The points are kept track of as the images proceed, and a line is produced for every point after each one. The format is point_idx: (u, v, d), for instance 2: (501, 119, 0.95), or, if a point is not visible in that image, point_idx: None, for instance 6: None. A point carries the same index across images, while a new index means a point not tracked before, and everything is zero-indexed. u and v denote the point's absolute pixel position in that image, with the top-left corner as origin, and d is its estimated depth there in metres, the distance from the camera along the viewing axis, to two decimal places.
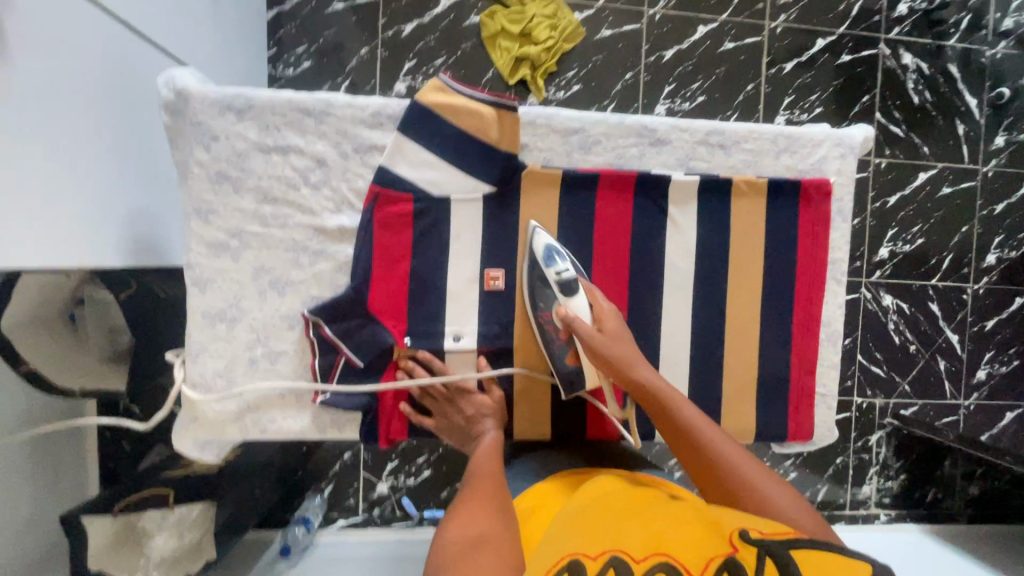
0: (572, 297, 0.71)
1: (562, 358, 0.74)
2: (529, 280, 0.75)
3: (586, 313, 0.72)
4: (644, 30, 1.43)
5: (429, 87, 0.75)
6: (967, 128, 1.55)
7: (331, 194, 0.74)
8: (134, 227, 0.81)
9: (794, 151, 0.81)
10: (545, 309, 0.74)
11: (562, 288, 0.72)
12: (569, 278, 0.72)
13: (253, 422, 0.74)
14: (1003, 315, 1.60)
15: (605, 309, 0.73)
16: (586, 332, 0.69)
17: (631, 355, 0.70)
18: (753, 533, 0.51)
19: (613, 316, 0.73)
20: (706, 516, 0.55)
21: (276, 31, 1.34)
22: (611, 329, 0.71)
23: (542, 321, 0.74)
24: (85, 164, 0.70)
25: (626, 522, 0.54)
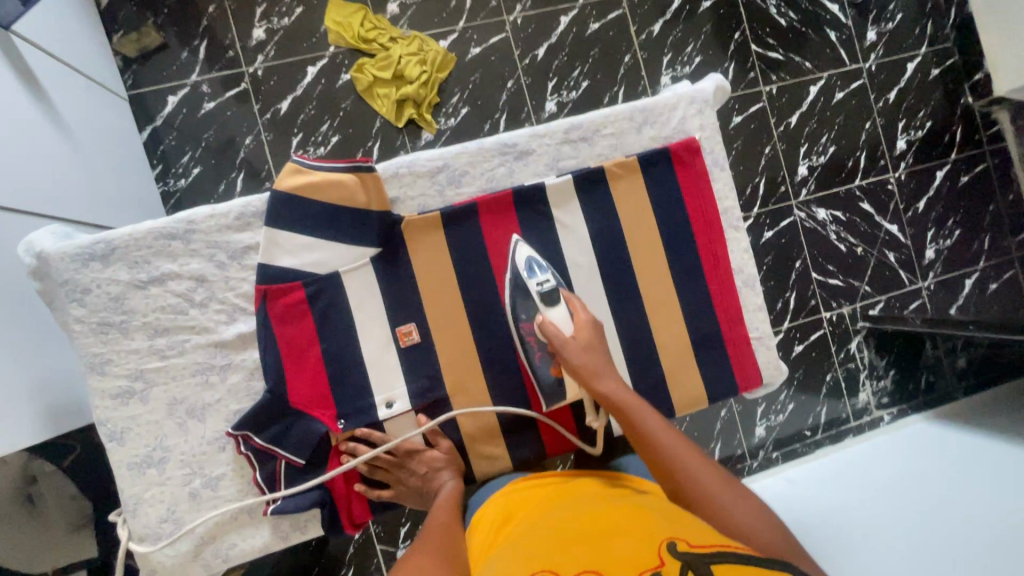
0: (553, 308, 0.72)
1: (546, 374, 0.75)
2: (511, 288, 0.76)
3: (566, 323, 0.71)
4: (510, 37, 1.42)
5: (285, 172, 0.75)
6: (839, 34, 1.58)
7: (220, 307, 0.74)
8: (41, 398, 0.76)
9: (653, 122, 0.83)
10: (526, 322, 0.75)
11: (543, 299, 0.73)
12: (549, 289, 0.73)
13: (214, 553, 0.73)
14: (931, 193, 1.63)
15: (585, 320, 0.72)
16: (563, 344, 0.70)
17: (603, 367, 0.70)
18: (681, 545, 0.46)
19: (592, 327, 0.72)
20: (647, 524, 0.50)
21: (156, 148, 1.28)
22: (587, 342, 0.71)
23: (524, 334, 0.75)
24: None
25: (565, 543, 0.49)
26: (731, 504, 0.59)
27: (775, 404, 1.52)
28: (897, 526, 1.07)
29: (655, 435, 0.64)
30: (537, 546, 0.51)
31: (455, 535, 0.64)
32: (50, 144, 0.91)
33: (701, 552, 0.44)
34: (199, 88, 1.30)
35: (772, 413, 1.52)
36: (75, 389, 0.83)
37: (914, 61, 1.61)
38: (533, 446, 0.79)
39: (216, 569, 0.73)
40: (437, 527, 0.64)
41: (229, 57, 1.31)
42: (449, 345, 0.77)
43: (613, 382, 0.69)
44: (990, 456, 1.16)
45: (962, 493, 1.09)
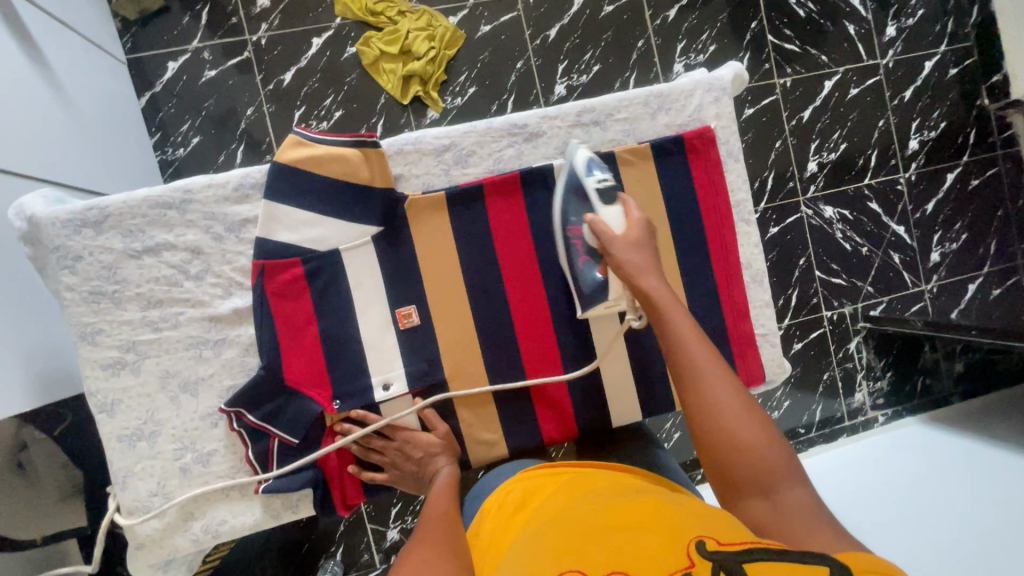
0: (606, 208, 0.69)
1: (590, 276, 0.72)
2: (566, 193, 0.75)
3: (616, 222, 0.69)
4: (522, 16, 1.38)
5: (287, 144, 0.72)
6: (858, 28, 1.54)
7: (216, 280, 0.72)
8: (30, 373, 0.74)
9: (668, 108, 0.81)
10: (574, 223, 0.73)
11: (598, 197, 0.71)
12: (608, 188, 0.71)
13: (203, 531, 0.72)
14: (941, 195, 1.61)
15: (637, 220, 0.69)
16: (609, 242, 0.67)
17: (645, 265, 0.66)
18: (710, 543, 0.44)
19: (644, 227, 0.69)
20: (672, 519, 0.49)
21: (154, 115, 1.25)
22: (633, 237, 0.68)
23: (571, 236, 0.73)
24: None
25: (587, 537, 0.48)
26: (737, 418, 0.56)
27: (771, 400, 1.51)
28: (889, 528, 1.07)
29: (683, 338, 0.61)
30: (558, 539, 0.50)
31: (457, 527, 0.62)
32: (44, 105, 0.88)
33: (732, 552, 0.43)
34: (200, 54, 1.26)
35: (769, 409, 1.52)
36: (62, 358, 0.82)
37: (932, 60, 1.57)
38: (530, 434, 0.78)
39: (205, 546, 0.72)
40: (440, 519, 0.63)
41: (232, 24, 1.27)
42: (449, 329, 0.76)
43: (653, 276, 0.65)
44: (989, 461, 1.16)
45: (961, 498, 1.09)
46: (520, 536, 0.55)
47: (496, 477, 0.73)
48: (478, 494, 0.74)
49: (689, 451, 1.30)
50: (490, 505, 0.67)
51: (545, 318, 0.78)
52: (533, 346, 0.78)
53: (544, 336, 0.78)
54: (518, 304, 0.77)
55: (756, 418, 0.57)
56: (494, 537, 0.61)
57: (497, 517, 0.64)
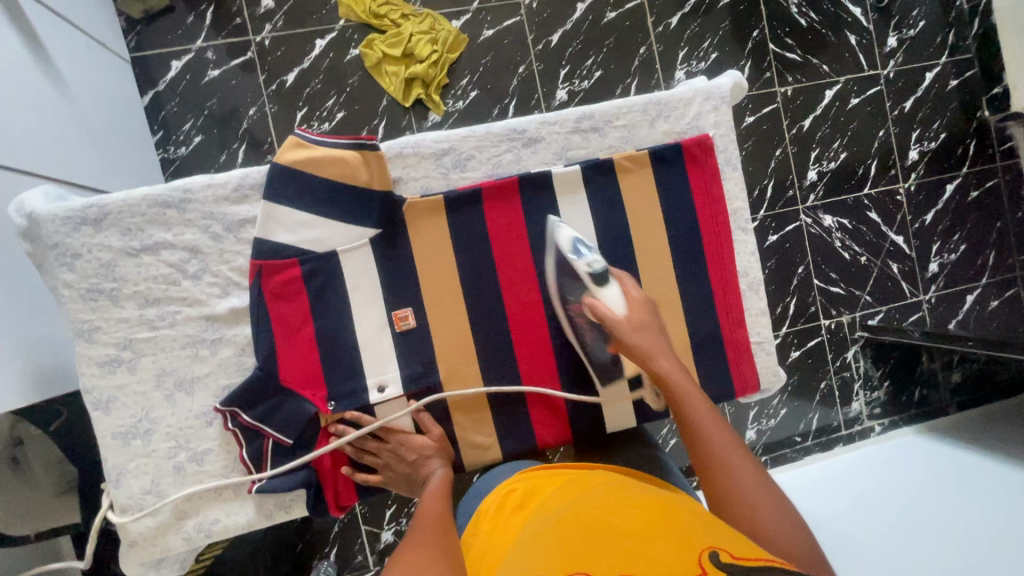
0: (603, 289, 0.69)
1: (600, 351, 0.75)
2: (557, 271, 0.75)
3: (618, 303, 0.69)
4: (525, 21, 1.39)
5: (288, 145, 0.73)
6: (859, 38, 1.55)
7: (214, 280, 0.72)
8: (29, 369, 0.74)
9: (667, 117, 0.81)
10: (575, 301, 0.74)
11: (593, 280, 0.70)
12: (600, 270, 0.70)
13: (195, 529, 0.72)
14: (940, 206, 1.61)
15: (639, 300, 0.71)
16: (613, 325, 0.68)
17: (657, 348, 0.68)
18: (724, 556, 0.45)
19: (645, 307, 0.70)
20: (682, 529, 0.49)
21: (157, 114, 1.26)
22: (639, 319, 0.69)
23: (573, 314, 0.75)
24: None
25: (599, 542, 0.49)
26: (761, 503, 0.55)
27: (768, 408, 1.51)
28: (885, 539, 1.07)
29: (699, 423, 0.62)
30: (567, 541, 0.50)
31: (454, 530, 0.63)
32: (47, 102, 0.88)
33: (744, 566, 0.44)
34: (203, 54, 1.27)
35: (765, 417, 1.52)
36: (60, 352, 0.82)
37: (933, 71, 1.58)
38: (524, 439, 0.78)
39: (198, 545, 0.72)
40: (438, 521, 0.63)
41: (236, 24, 1.28)
42: (445, 332, 0.76)
43: (666, 361, 0.68)
44: (984, 472, 1.16)
45: (957, 509, 1.09)
46: (525, 534, 0.55)
47: (490, 481, 0.74)
48: (472, 498, 0.74)
49: (684, 457, 1.30)
50: (486, 508, 0.67)
51: (541, 323, 0.78)
52: (529, 350, 0.78)
53: (540, 340, 0.78)
54: (515, 309, 0.78)
55: (781, 504, 0.55)
56: (492, 536, 0.61)
57: (496, 515, 0.64)
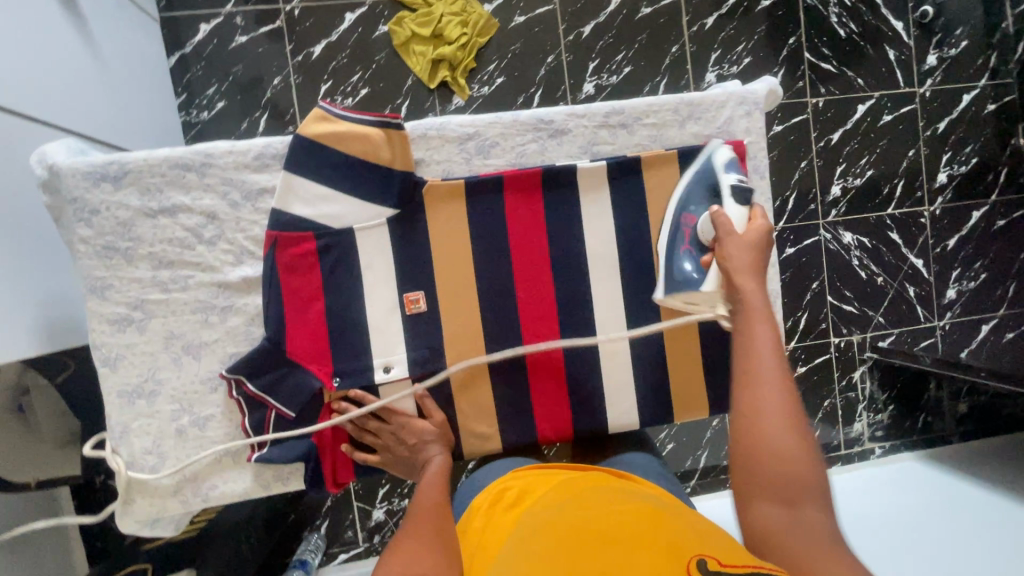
0: (734, 204, 0.70)
1: (685, 265, 0.73)
2: (693, 184, 0.76)
3: (739, 220, 0.69)
4: (558, 9, 1.36)
5: (311, 118, 0.72)
6: (898, 53, 1.51)
7: (228, 247, 0.71)
8: (23, 320, 0.74)
9: (698, 118, 0.79)
10: (692, 212, 0.75)
11: (732, 194, 0.71)
12: (743, 189, 0.71)
13: (194, 492, 0.72)
14: (964, 232, 1.58)
15: (760, 226, 0.69)
16: (723, 230, 0.68)
17: (747, 264, 0.66)
18: (712, 563, 0.47)
19: (763, 234, 0.68)
20: (672, 537, 0.50)
21: (182, 76, 1.25)
22: (747, 237, 0.67)
23: (683, 222, 0.75)
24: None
25: (586, 544, 0.50)
26: (774, 429, 0.56)
27: None
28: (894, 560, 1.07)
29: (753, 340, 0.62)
30: (557, 542, 0.51)
31: (450, 520, 0.64)
32: (72, 53, 0.88)
33: None
34: (232, 19, 1.26)
35: None
36: (54, 309, 0.81)
37: (970, 93, 1.54)
38: (524, 431, 0.78)
39: (196, 507, 0.73)
40: (434, 507, 0.64)
41: None
42: (455, 318, 0.75)
43: (745, 269, 0.66)
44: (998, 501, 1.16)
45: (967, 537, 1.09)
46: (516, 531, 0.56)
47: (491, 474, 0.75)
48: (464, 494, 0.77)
49: (680, 462, 1.30)
50: (479, 505, 0.68)
51: (552, 319, 0.77)
52: (537, 344, 0.77)
53: (548, 335, 0.77)
54: (526, 303, 0.77)
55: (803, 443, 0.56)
56: (485, 532, 0.62)
57: (487, 513, 0.65)
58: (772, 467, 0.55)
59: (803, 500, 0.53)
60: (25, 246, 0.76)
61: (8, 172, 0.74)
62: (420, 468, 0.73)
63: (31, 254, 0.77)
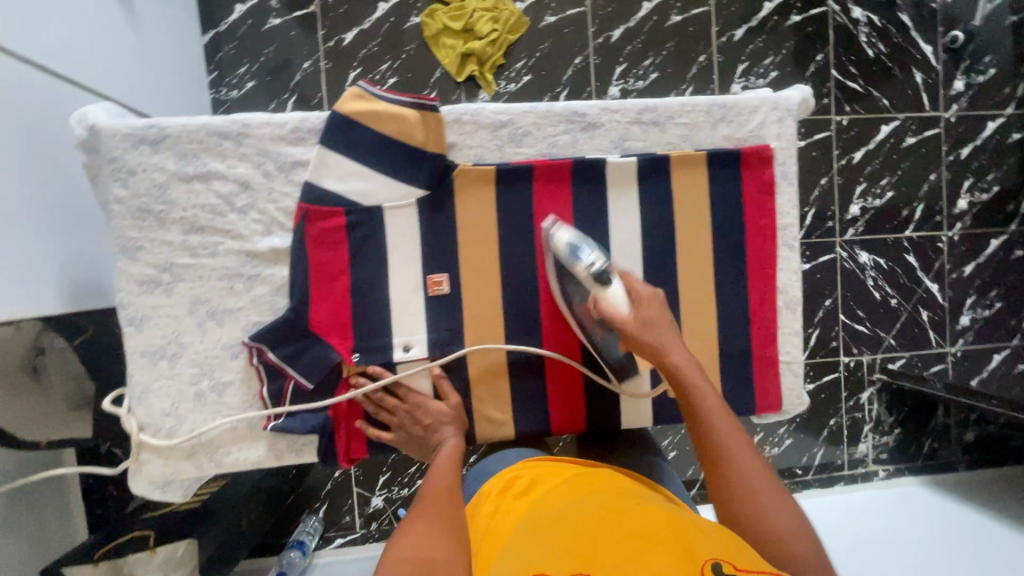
0: (606, 288, 0.66)
1: (612, 348, 0.73)
2: (559, 269, 0.72)
3: (622, 302, 0.67)
4: (588, 12, 1.37)
5: (348, 95, 0.73)
6: (925, 76, 1.51)
7: (259, 216, 0.72)
8: (44, 279, 0.76)
9: (729, 121, 0.80)
10: (579, 304, 0.72)
11: (593, 280, 0.67)
12: (601, 269, 0.67)
13: (208, 457, 0.73)
14: (981, 259, 1.57)
15: (645, 297, 0.68)
16: (620, 325, 0.66)
17: (672, 344, 0.67)
18: (727, 567, 0.46)
19: (656, 303, 0.68)
20: (687, 539, 0.50)
21: (214, 54, 1.27)
22: (651, 317, 0.67)
23: (580, 317, 0.72)
24: (20, 219, 0.72)
25: (599, 544, 0.50)
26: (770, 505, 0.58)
27: (773, 436, 1.48)
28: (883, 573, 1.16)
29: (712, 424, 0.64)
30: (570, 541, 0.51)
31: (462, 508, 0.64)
32: (110, 23, 0.91)
33: None
34: (268, 2, 1.28)
35: (769, 444, 1.49)
36: (77, 271, 0.83)
37: (995, 121, 1.54)
38: (536, 420, 0.78)
39: (209, 472, 0.73)
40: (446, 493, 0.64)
41: None
42: (476, 302, 0.76)
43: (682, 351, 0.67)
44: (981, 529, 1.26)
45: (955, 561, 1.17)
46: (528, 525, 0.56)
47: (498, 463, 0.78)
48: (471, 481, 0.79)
49: (683, 470, 1.30)
50: (490, 493, 0.69)
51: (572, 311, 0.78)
52: (556, 333, 0.78)
53: (568, 326, 0.78)
54: (547, 292, 0.77)
55: (787, 508, 0.58)
56: (495, 523, 0.62)
57: (497, 503, 0.66)
58: (783, 545, 0.56)
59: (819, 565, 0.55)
60: (39, 205, 0.75)
61: (42, 134, 0.77)
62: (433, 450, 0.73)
63: (44, 213, 0.77)
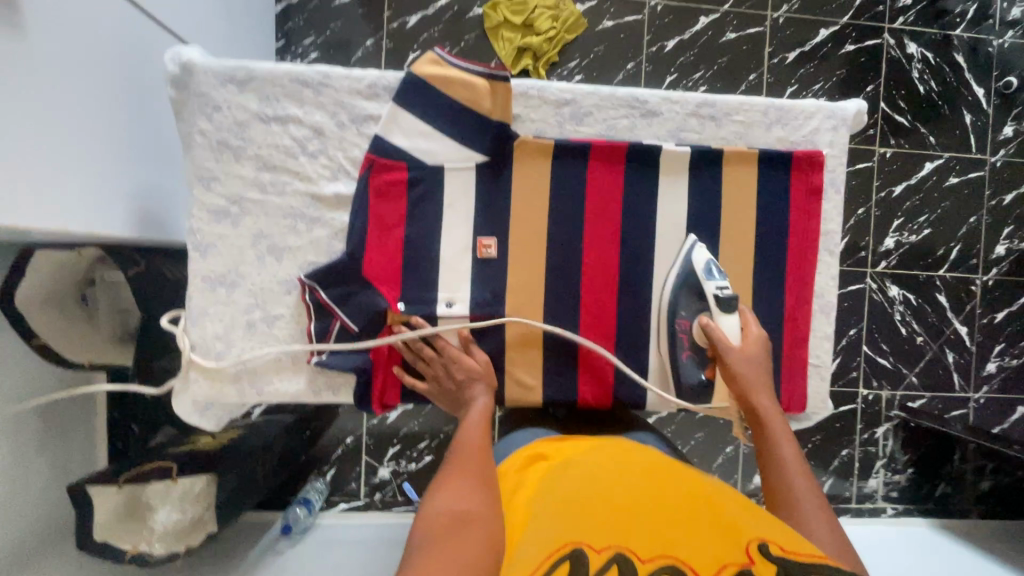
0: (725, 315, 0.74)
1: (690, 372, 0.78)
2: (676, 285, 0.78)
3: (734, 333, 0.74)
4: (645, 21, 1.41)
5: (424, 60, 0.77)
6: (974, 118, 1.52)
7: (328, 162, 0.76)
8: (122, 203, 0.82)
9: (785, 124, 0.82)
10: (683, 318, 0.77)
11: (717, 303, 0.74)
12: (728, 296, 0.74)
13: (250, 384, 0.76)
14: (1014, 307, 1.55)
15: (753, 337, 0.75)
16: (725, 349, 0.73)
17: (762, 383, 0.73)
18: (773, 547, 0.50)
19: (757, 344, 0.75)
20: (722, 516, 0.54)
21: (284, 23, 1.33)
22: (750, 350, 0.74)
23: (678, 328, 0.77)
24: (107, 143, 0.78)
25: (633, 514, 0.53)
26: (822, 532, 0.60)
27: None
28: None
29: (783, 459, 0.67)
30: (599, 507, 0.54)
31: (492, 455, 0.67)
32: None
33: (795, 562, 0.49)
34: None
35: None
36: (149, 203, 0.89)
37: None
38: (565, 390, 0.80)
39: (248, 400, 0.77)
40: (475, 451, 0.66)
41: None
42: (521, 268, 0.79)
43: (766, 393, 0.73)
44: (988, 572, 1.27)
45: None
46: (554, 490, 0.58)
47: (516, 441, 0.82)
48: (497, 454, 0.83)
49: None
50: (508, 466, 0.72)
51: (612, 289, 0.80)
52: (594, 308, 0.80)
53: (607, 303, 0.80)
54: (590, 269, 0.80)
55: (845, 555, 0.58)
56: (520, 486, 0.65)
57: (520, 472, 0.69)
58: None
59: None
60: (115, 135, 0.80)
61: (136, 70, 0.83)
62: (462, 403, 0.76)
63: (130, 143, 0.83)
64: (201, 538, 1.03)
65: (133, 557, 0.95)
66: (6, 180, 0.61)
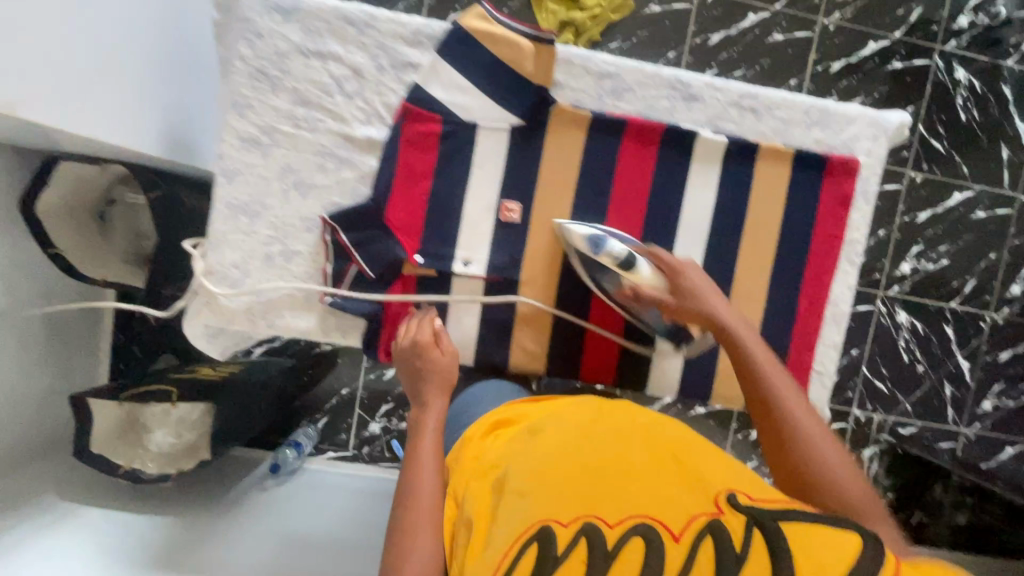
0: (633, 271, 0.72)
1: (655, 322, 0.77)
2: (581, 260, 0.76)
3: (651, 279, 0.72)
4: (693, 10, 1.38)
5: (471, 13, 0.76)
6: (1011, 154, 1.49)
7: (363, 105, 0.76)
8: (152, 123, 0.82)
9: (825, 126, 0.81)
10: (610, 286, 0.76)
11: (619, 266, 0.72)
12: (623, 254, 0.71)
13: (262, 316, 0.76)
14: (1020, 349, 1.55)
15: (672, 268, 0.72)
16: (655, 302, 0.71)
17: (710, 295, 0.70)
18: (743, 499, 0.51)
19: (681, 268, 0.72)
20: (689, 477, 0.54)
21: None
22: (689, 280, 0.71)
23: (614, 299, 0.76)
24: (144, 60, 0.78)
25: (600, 483, 0.52)
26: (817, 440, 0.59)
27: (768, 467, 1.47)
28: None
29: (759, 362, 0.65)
30: (566, 480, 0.53)
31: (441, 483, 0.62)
32: None
33: (761, 510, 0.49)
34: None
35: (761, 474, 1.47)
36: (177, 127, 0.88)
37: None
38: (569, 364, 0.81)
39: (257, 331, 0.77)
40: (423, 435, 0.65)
41: None
42: (541, 238, 0.79)
43: (731, 315, 0.69)
44: None
45: None
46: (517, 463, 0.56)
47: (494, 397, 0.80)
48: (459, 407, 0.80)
49: None
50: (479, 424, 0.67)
51: None
52: None
53: None
54: None
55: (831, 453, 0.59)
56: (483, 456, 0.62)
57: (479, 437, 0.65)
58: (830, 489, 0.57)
59: (870, 517, 0.56)
60: (153, 53, 0.80)
61: None
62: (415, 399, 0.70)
63: (166, 63, 0.83)
64: (191, 466, 1.03)
65: (127, 472, 0.98)
66: (49, 82, 0.62)
